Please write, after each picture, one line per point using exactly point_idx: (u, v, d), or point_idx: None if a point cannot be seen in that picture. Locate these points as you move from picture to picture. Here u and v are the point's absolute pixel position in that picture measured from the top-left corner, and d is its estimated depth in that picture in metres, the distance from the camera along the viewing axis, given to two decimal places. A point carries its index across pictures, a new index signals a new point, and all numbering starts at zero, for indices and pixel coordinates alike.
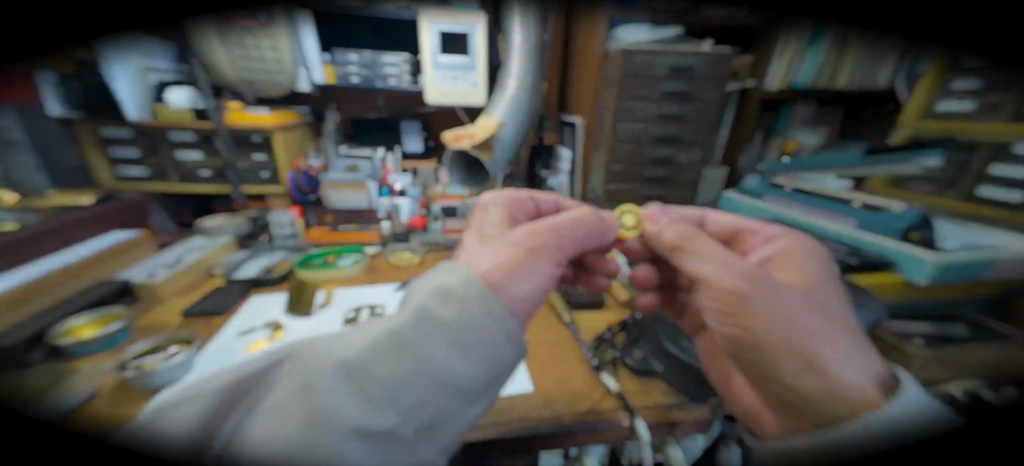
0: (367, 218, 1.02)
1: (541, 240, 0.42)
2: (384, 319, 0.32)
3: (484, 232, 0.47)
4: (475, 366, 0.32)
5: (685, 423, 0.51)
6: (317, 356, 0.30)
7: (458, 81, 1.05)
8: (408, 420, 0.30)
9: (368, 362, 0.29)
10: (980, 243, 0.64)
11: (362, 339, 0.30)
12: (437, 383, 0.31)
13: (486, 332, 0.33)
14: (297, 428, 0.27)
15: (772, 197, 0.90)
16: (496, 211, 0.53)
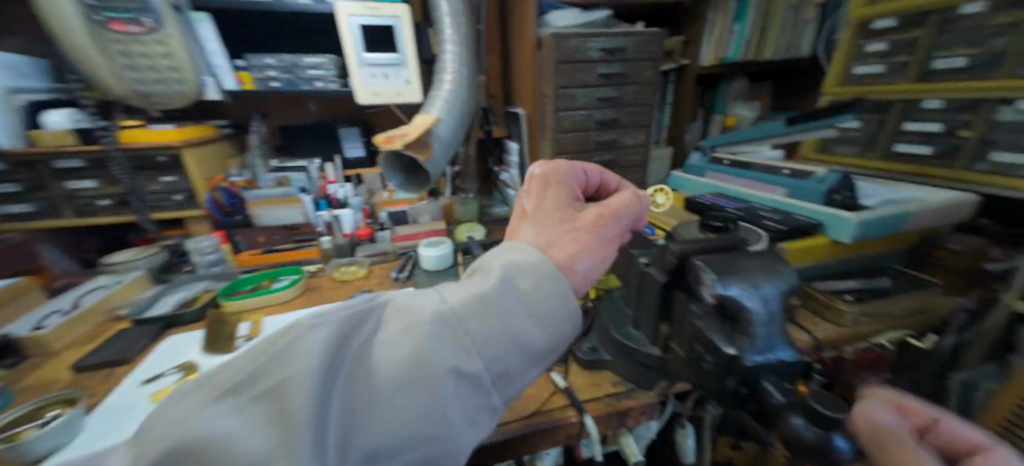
0: (303, 235, 0.94)
1: (598, 229, 0.39)
2: (468, 284, 0.31)
3: (539, 208, 0.40)
4: (543, 333, 0.30)
5: (634, 411, 0.50)
6: (398, 315, 0.28)
7: (390, 78, 0.98)
8: (484, 375, 0.28)
9: (455, 318, 0.28)
10: (899, 200, 0.66)
11: (459, 294, 0.30)
12: (511, 339, 0.29)
13: (552, 307, 0.31)
14: (377, 370, 0.25)
15: (713, 174, 0.93)
16: (558, 193, 0.42)
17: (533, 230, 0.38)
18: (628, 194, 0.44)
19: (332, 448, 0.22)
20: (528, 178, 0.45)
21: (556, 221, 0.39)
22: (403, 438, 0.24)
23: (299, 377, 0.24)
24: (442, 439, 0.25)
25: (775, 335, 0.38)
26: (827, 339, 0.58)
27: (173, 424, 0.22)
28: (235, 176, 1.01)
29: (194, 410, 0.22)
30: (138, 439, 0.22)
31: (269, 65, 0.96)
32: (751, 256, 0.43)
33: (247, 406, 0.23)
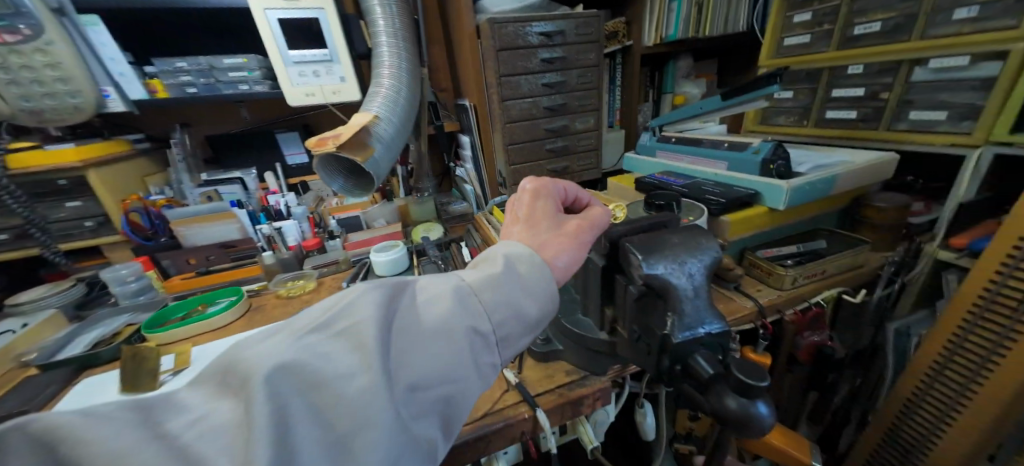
0: (242, 253, 0.88)
1: (581, 236, 0.42)
2: (480, 269, 0.37)
3: (530, 216, 0.43)
4: (539, 307, 0.36)
5: (587, 398, 0.50)
6: (430, 288, 0.35)
7: (321, 76, 0.93)
8: (491, 336, 0.33)
9: (472, 291, 0.34)
10: (828, 164, 0.69)
11: (478, 274, 0.36)
12: (514, 310, 0.35)
13: (543, 288, 0.36)
14: (418, 322, 0.32)
15: (663, 153, 0.92)
16: (546, 203, 0.45)
17: (524, 232, 0.41)
18: (599, 207, 0.47)
19: (388, 374, 0.29)
20: (518, 191, 0.47)
21: (546, 227, 0.42)
22: (434, 374, 0.30)
23: (364, 325, 0.30)
24: (462, 381, 0.31)
25: (702, 309, 0.39)
26: (769, 304, 0.61)
27: (270, 349, 0.28)
28: (155, 195, 0.95)
29: (283, 343, 0.28)
30: (241, 362, 0.27)
31: (181, 69, 0.89)
32: (677, 233, 0.44)
33: (326, 341, 0.29)
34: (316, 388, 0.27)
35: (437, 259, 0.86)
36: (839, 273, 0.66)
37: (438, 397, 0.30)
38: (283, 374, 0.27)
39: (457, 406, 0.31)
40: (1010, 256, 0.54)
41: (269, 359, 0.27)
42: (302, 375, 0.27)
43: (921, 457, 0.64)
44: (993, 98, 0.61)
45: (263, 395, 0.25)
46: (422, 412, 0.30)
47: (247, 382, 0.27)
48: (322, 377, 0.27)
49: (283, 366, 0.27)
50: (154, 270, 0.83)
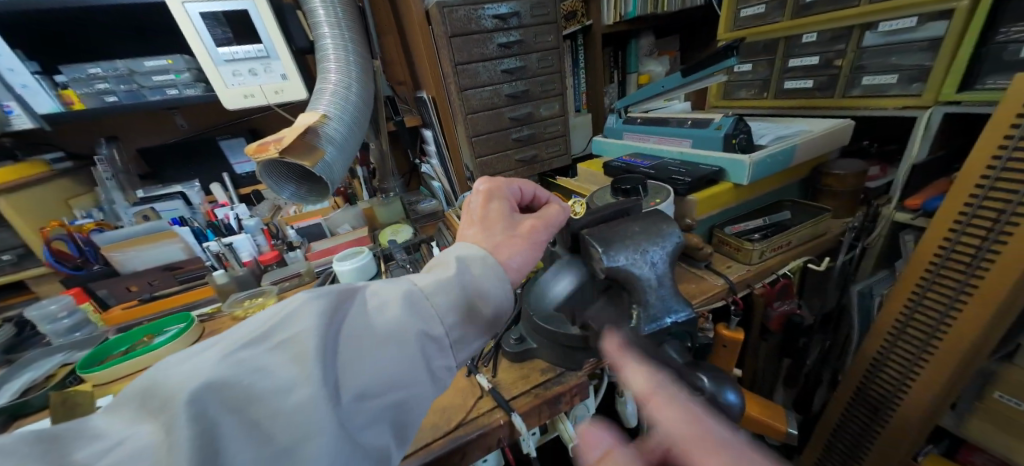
0: (189, 274, 0.82)
1: (536, 236, 0.39)
2: (433, 272, 0.34)
3: (483, 218, 0.40)
4: (496, 307, 0.34)
5: (564, 396, 0.48)
6: (380, 292, 0.31)
7: (260, 75, 0.85)
8: (445, 338, 0.31)
9: (424, 294, 0.31)
10: (788, 135, 0.69)
11: (430, 277, 0.33)
12: (470, 309, 0.32)
13: (499, 287, 0.34)
14: (368, 328, 0.28)
15: (630, 135, 0.90)
16: (500, 204, 0.42)
17: (478, 233, 0.38)
18: (556, 203, 0.44)
19: (332, 385, 0.25)
20: (472, 194, 0.44)
21: (500, 228, 0.39)
22: (384, 381, 0.27)
23: (306, 333, 0.26)
24: (415, 386, 0.28)
25: (668, 297, 0.38)
26: (739, 280, 0.61)
27: (192, 368, 0.24)
28: (81, 219, 0.85)
29: (208, 360, 0.24)
30: (163, 385, 0.23)
31: (96, 75, 0.79)
32: (638, 220, 0.42)
33: (261, 354, 0.25)
34: (247, 407, 0.23)
35: (405, 263, 0.82)
36: (804, 243, 0.67)
37: (389, 406, 0.27)
38: (208, 393, 0.23)
39: (412, 414, 0.29)
40: (962, 213, 0.55)
41: (190, 380, 0.23)
42: (230, 395, 0.23)
43: (888, 413, 0.66)
44: (941, 58, 0.61)
45: (183, 420, 0.21)
46: (373, 424, 0.27)
47: (163, 410, 0.23)
48: (256, 395, 0.24)
49: (207, 386, 0.23)
50: (89, 303, 0.75)
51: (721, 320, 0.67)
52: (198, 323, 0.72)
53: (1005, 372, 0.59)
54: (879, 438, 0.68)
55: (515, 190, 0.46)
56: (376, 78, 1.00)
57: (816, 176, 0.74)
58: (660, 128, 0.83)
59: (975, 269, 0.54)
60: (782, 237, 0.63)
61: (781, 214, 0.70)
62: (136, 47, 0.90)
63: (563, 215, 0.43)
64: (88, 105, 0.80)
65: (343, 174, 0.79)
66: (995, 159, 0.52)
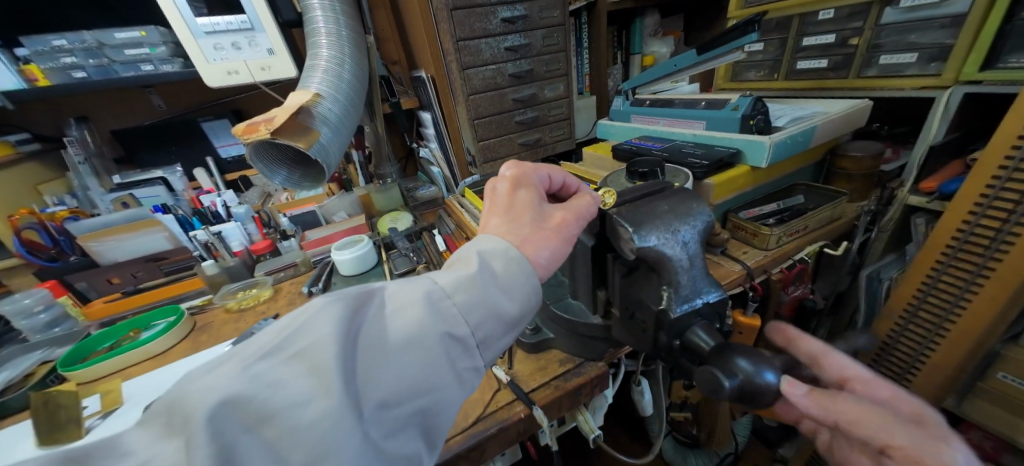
0: (175, 265, 0.76)
1: (567, 230, 0.36)
2: (452, 269, 0.31)
3: (508, 207, 0.36)
4: (521, 303, 0.31)
5: (586, 386, 0.46)
6: (400, 291, 0.28)
7: (244, 50, 0.79)
8: (470, 338, 0.28)
9: (445, 292, 0.28)
10: (805, 116, 0.67)
11: (449, 275, 0.30)
12: (495, 307, 0.29)
13: (525, 281, 0.31)
14: (388, 332, 0.26)
15: (637, 117, 0.87)
16: (528, 193, 0.38)
17: (502, 224, 0.35)
18: (587, 192, 0.40)
19: (352, 396, 0.23)
20: (494, 180, 0.40)
21: (528, 219, 0.35)
22: (408, 387, 0.25)
23: (322, 342, 0.24)
24: (442, 391, 0.26)
25: (699, 279, 0.36)
26: (757, 266, 0.59)
27: (206, 384, 0.22)
28: (52, 207, 0.79)
29: (223, 374, 0.22)
30: (179, 404, 0.22)
31: (61, 48, 0.73)
32: (666, 199, 0.39)
33: (276, 366, 0.23)
34: (265, 424, 0.21)
35: (408, 252, 0.78)
36: (819, 228, 0.66)
37: (415, 413, 0.25)
38: (224, 411, 0.21)
39: (441, 418, 0.27)
40: (983, 195, 0.54)
41: (204, 397, 0.21)
42: (248, 412, 0.21)
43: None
44: (964, 35, 0.59)
45: (199, 441, 0.20)
46: (399, 432, 0.25)
47: (181, 428, 0.21)
48: (272, 410, 0.22)
49: (222, 403, 0.21)
50: (67, 296, 0.69)
51: (735, 306, 0.66)
52: (189, 316, 0.68)
53: (1011, 353, 0.59)
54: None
55: (540, 175, 0.42)
56: (370, 55, 0.94)
57: (830, 158, 0.73)
58: (672, 110, 0.80)
59: (992, 253, 0.53)
60: (799, 221, 0.62)
61: (795, 198, 0.69)
62: (102, 20, 0.81)
63: (597, 205, 0.39)
64: (53, 81, 0.73)
65: (339, 158, 0.74)
66: (1020, 140, 0.50)
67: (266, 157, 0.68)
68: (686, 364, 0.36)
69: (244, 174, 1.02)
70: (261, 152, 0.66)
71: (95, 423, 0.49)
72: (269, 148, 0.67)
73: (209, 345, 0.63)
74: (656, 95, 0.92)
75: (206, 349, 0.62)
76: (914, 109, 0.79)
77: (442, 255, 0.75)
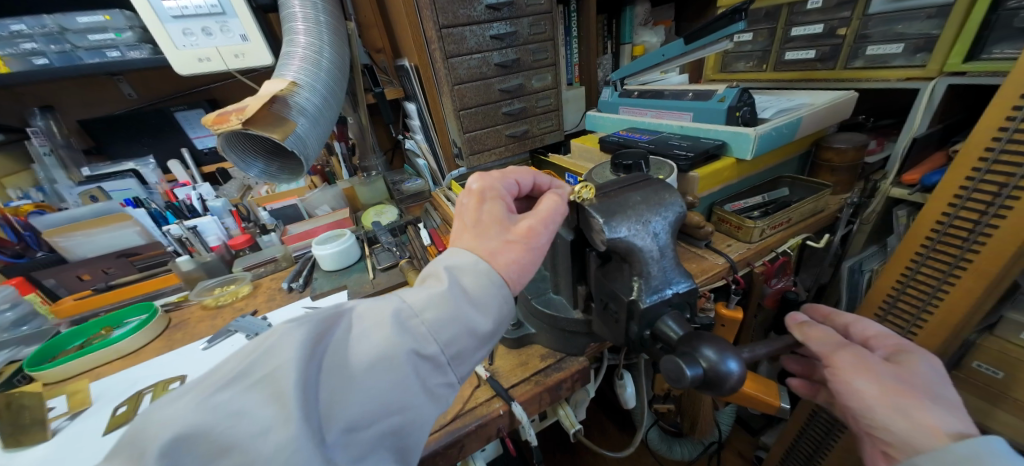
0: (149, 261, 0.74)
1: (536, 240, 0.33)
2: (424, 286, 0.29)
3: (476, 221, 0.34)
4: (494, 317, 0.29)
5: (566, 381, 0.46)
6: (369, 310, 0.27)
7: (215, 35, 0.75)
8: (441, 356, 0.27)
9: (414, 310, 0.27)
10: (791, 108, 0.66)
11: (421, 291, 0.28)
12: (466, 323, 0.28)
13: (497, 294, 0.30)
14: (354, 355, 0.25)
15: (625, 108, 0.86)
16: (494, 205, 0.35)
17: (472, 239, 0.33)
18: (553, 193, 0.37)
19: (316, 422, 0.22)
20: (462, 195, 0.37)
21: (495, 233, 0.33)
22: (376, 410, 0.24)
23: (284, 367, 0.23)
24: (411, 411, 0.25)
25: (669, 269, 0.35)
26: (740, 259, 0.59)
27: (163, 417, 0.21)
28: (16, 200, 0.75)
29: (182, 405, 0.21)
30: (135, 438, 0.21)
31: (20, 33, 0.69)
32: (640, 189, 0.38)
33: (239, 394, 0.22)
34: (223, 455, 0.21)
35: (391, 246, 0.77)
36: (804, 220, 0.66)
37: (384, 435, 0.25)
38: (182, 444, 0.20)
39: (413, 437, 0.26)
40: (962, 188, 0.54)
41: (162, 430, 0.20)
42: (207, 445, 0.21)
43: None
44: (950, 25, 0.59)
45: None
46: (368, 454, 0.24)
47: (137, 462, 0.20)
48: (231, 442, 0.21)
49: (179, 436, 0.20)
50: (35, 293, 0.67)
51: (718, 299, 0.66)
52: (163, 313, 0.66)
53: (986, 343, 0.60)
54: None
55: (510, 184, 0.40)
56: (351, 42, 0.90)
57: (815, 150, 0.72)
58: (660, 102, 0.78)
59: (971, 244, 0.53)
60: (783, 214, 0.61)
61: (779, 191, 0.69)
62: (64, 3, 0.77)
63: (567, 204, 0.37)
64: (11, 69, 0.69)
65: (317, 150, 0.72)
66: (1000, 131, 0.50)
67: (237, 146, 0.64)
68: (658, 355, 0.35)
69: (221, 166, 0.98)
70: (231, 139, 0.63)
71: (64, 423, 0.48)
72: (239, 137, 0.64)
73: (183, 343, 0.61)
74: (644, 86, 0.90)
75: (180, 347, 0.60)
76: (899, 102, 0.79)
77: (427, 249, 0.74)
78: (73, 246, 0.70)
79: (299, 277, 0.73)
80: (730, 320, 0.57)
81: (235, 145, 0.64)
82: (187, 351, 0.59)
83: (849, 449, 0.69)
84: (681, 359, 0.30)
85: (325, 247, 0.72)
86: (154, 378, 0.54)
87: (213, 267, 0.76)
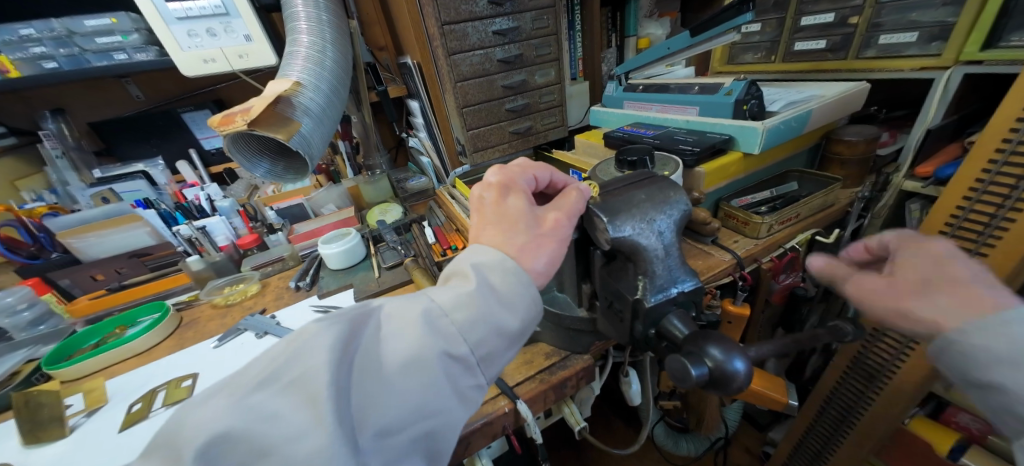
0: (160, 261, 0.76)
1: (564, 232, 0.32)
2: (452, 284, 0.28)
3: (498, 214, 0.32)
4: (524, 317, 0.28)
5: (571, 379, 0.46)
6: (396, 311, 0.26)
7: (219, 36, 0.75)
8: (472, 357, 0.25)
9: (443, 310, 0.26)
10: (801, 100, 0.65)
11: (449, 290, 0.27)
12: (496, 324, 0.26)
13: (525, 292, 0.28)
14: (384, 358, 0.24)
15: (630, 103, 0.85)
16: (518, 199, 0.33)
17: (497, 234, 0.31)
18: (574, 187, 0.36)
19: (348, 426, 0.22)
20: (480, 188, 0.35)
21: (522, 228, 0.31)
22: (408, 414, 0.23)
23: (314, 371, 0.22)
24: (442, 414, 0.25)
25: (675, 268, 0.34)
26: (747, 255, 0.59)
27: (197, 420, 0.21)
28: (30, 202, 0.77)
29: (218, 407, 0.21)
30: (174, 438, 0.21)
31: (29, 37, 0.70)
32: (644, 187, 0.37)
33: (272, 396, 0.22)
34: (259, 458, 0.21)
35: (396, 244, 0.77)
36: (813, 215, 0.64)
37: (417, 438, 0.24)
38: (218, 447, 0.20)
39: (444, 440, 0.25)
40: (979, 180, 0.52)
41: (197, 433, 0.20)
42: (243, 447, 0.21)
43: (872, 396, 0.65)
44: (966, 13, 0.57)
45: None
46: (400, 457, 0.24)
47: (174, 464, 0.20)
48: (266, 445, 0.21)
49: (215, 439, 0.20)
50: (51, 293, 0.68)
51: (725, 296, 0.65)
52: (175, 312, 0.67)
53: None
54: (865, 413, 0.67)
55: (530, 178, 0.38)
56: (354, 41, 0.90)
57: (826, 143, 0.71)
58: (666, 96, 0.77)
59: (986, 239, 0.52)
60: (792, 209, 0.60)
61: (788, 186, 0.68)
62: (70, 5, 0.77)
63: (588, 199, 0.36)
64: (22, 74, 0.71)
65: (321, 149, 0.72)
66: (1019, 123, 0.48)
67: (243, 146, 0.65)
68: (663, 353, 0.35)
69: (228, 167, 0.99)
70: (237, 140, 0.64)
71: (83, 420, 0.49)
72: (244, 137, 0.65)
73: (195, 341, 0.62)
74: (649, 80, 0.89)
75: (191, 345, 0.61)
76: (912, 92, 0.77)
77: (432, 248, 0.74)
78: (86, 248, 0.71)
79: (306, 275, 0.73)
80: (737, 316, 0.56)
81: (241, 147, 0.65)
82: (198, 350, 0.60)
83: (857, 445, 0.69)
84: (687, 359, 0.30)
85: (331, 246, 0.73)
86: (167, 376, 0.55)
87: (222, 266, 0.77)
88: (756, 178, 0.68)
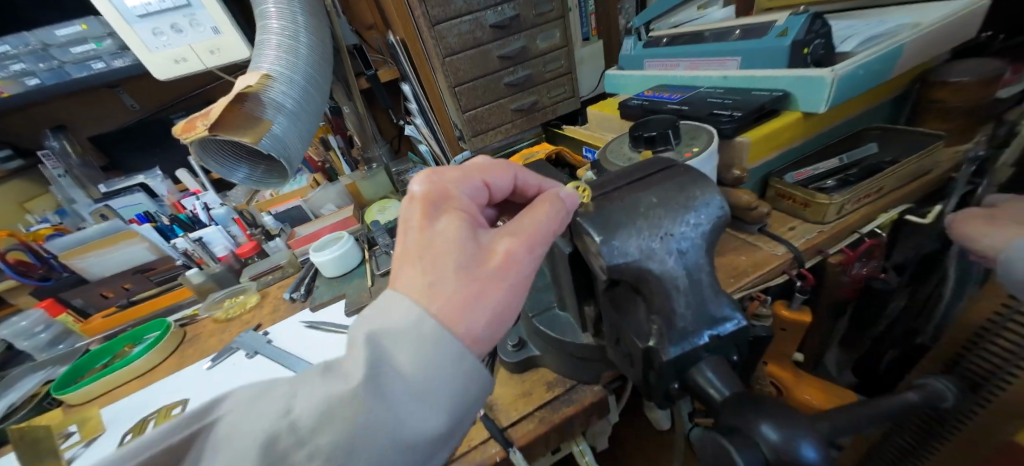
0: (164, 274, 0.75)
1: (516, 270, 0.24)
2: (332, 374, 0.19)
3: (422, 248, 0.23)
4: (444, 413, 0.19)
5: (577, 416, 0.37)
6: (237, 426, 0.17)
7: (186, 32, 0.69)
8: None
9: (305, 428, 0.17)
10: (886, 34, 0.48)
11: (323, 387, 0.18)
12: (392, 438, 0.17)
13: (445, 378, 0.19)
14: None
15: (652, 62, 0.70)
16: (452, 220, 0.25)
17: (418, 277, 0.22)
18: (548, 199, 0.27)
19: None
20: (405, 205, 0.27)
21: (450, 267, 0.22)
22: None
23: None
24: None
25: (706, 301, 0.24)
26: (808, 247, 0.46)
27: None
28: (37, 224, 0.79)
29: None
30: None
31: (6, 54, 0.67)
32: (656, 186, 0.27)
33: None
34: None
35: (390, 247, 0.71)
36: (899, 187, 0.49)
37: None
38: None
39: None
40: None
41: None
42: None
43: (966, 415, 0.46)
44: None
45: None
46: None
47: None
48: None
49: None
50: (65, 314, 0.69)
51: (777, 294, 0.53)
52: (177, 329, 0.66)
53: None
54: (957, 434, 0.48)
55: (474, 186, 0.29)
56: (333, 21, 0.82)
57: (919, 90, 0.54)
58: (697, 48, 0.62)
59: None
60: (871, 183, 0.46)
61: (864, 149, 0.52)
62: (45, 14, 0.74)
63: (565, 212, 0.26)
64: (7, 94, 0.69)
65: (301, 149, 0.66)
66: None
67: (212, 151, 0.59)
68: None
69: None
70: (206, 144, 0.58)
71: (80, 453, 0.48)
72: (213, 142, 0.59)
73: (192, 360, 0.60)
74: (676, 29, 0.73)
75: (188, 366, 0.59)
76: None
77: None
78: (90, 266, 0.72)
79: (302, 285, 0.69)
80: (794, 325, 0.45)
81: (212, 151, 0.59)
82: (191, 371, 0.57)
83: None
84: (731, 440, 0.20)
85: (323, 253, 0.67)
86: (162, 401, 0.54)
87: (222, 277, 0.75)
88: (817, 144, 0.53)
